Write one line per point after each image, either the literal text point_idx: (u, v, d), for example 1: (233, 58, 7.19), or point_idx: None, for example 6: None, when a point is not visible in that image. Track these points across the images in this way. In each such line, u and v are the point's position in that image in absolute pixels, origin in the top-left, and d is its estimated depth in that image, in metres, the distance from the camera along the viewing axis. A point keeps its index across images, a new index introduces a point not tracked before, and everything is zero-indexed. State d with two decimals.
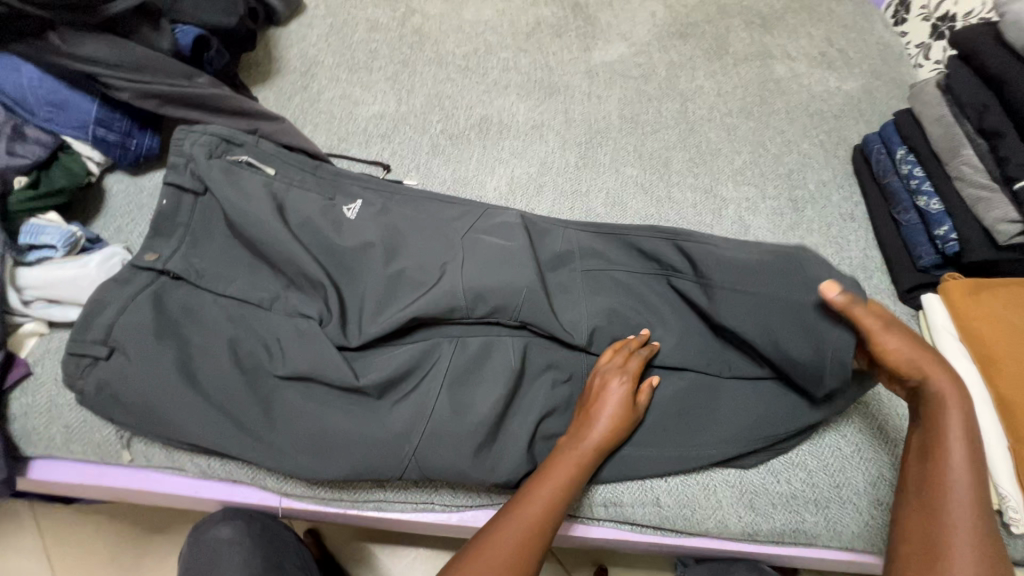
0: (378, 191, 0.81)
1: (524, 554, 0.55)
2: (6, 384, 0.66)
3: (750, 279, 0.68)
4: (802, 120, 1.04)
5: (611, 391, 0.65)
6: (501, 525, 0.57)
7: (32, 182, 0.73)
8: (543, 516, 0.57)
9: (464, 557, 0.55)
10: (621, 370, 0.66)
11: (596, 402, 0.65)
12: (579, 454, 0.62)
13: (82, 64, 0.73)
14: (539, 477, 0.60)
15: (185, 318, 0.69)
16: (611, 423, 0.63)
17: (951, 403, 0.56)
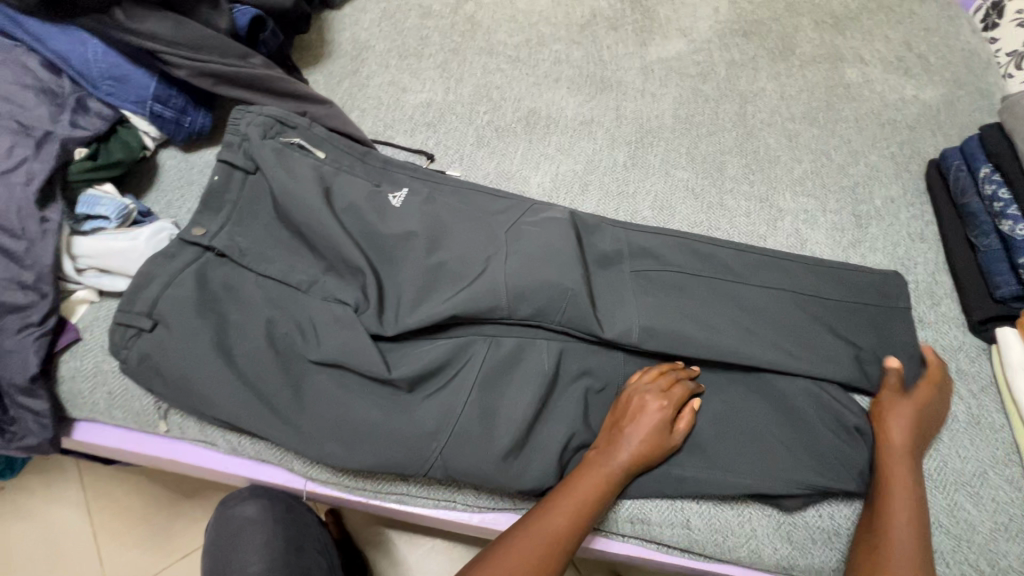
0: (423, 181, 0.81)
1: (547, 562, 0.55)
2: (57, 348, 0.69)
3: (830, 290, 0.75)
4: (872, 130, 0.98)
5: (648, 414, 0.62)
6: (522, 535, 0.56)
7: (92, 154, 0.75)
8: (569, 526, 0.57)
9: (480, 561, 0.55)
10: (663, 395, 0.64)
11: (627, 420, 0.63)
12: (612, 467, 0.60)
13: (143, 40, 0.74)
14: (568, 483, 0.59)
15: (226, 296, 0.70)
16: (646, 442, 0.61)
17: (899, 463, 0.62)
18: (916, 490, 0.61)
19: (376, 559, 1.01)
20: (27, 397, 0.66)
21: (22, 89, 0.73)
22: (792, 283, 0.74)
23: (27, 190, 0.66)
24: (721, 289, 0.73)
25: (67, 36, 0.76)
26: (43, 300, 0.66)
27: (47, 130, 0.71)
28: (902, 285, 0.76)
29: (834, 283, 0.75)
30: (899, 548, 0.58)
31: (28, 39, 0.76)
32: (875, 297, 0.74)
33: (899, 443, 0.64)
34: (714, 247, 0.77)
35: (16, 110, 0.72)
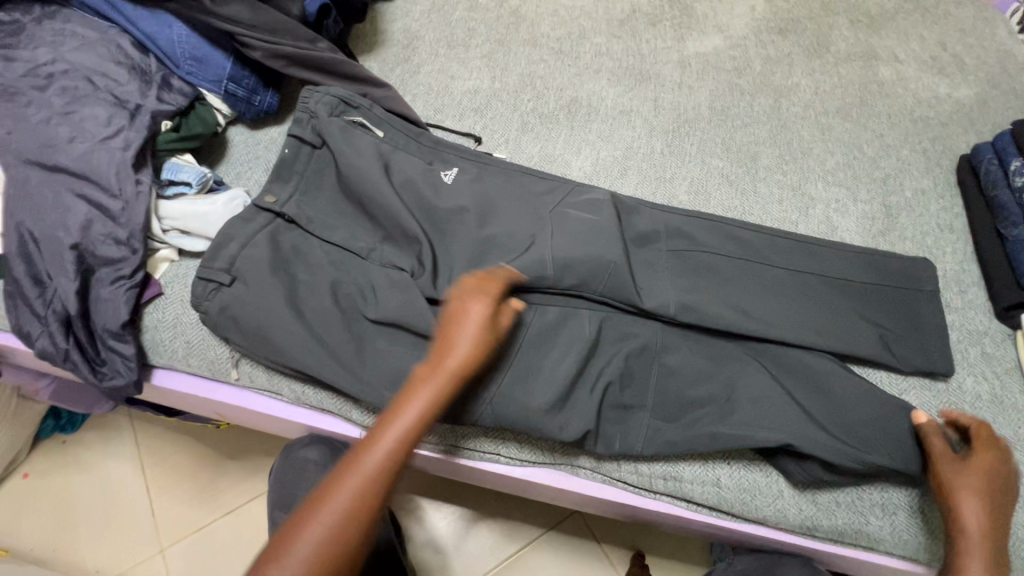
0: (472, 161, 0.86)
1: (378, 486, 0.57)
2: (143, 300, 0.76)
3: (862, 272, 0.78)
4: (904, 125, 1.01)
5: (472, 314, 0.63)
6: (364, 451, 0.58)
7: (175, 126, 0.82)
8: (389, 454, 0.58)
9: (373, 436, 0.59)
10: (484, 295, 0.65)
11: (456, 319, 0.63)
12: (440, 385, 0.61)
13: (225, 23, 0.82)
14: (403, 399, 0.60)
15: (295, 258, 0.77)
16: (471, 345, 0.62)
17: (970, 534, 0.59)
18: (993, 548, 0.59)
19: (409, 523, 1.07)
20: (118, 342, 0.73)
21: (117, 66, 0.80)
22: (823, 265, 0.78)
23: (124, 155, 0.73)
24: (756, 269, 0.77)
25: (156, 20, 0.83)
26: (134, 255, 0.73)
27: (139, 103, 0.78)
28: (933, 271, 0.79)
29: (866, 266, 0.79)
30: None
31: (122, 22, 0.84)
32: (904, 281, 0.78)
33: (970, 505, 0.60)
34: (750, 231, 0.81)
35: (111, 84, 0.79)
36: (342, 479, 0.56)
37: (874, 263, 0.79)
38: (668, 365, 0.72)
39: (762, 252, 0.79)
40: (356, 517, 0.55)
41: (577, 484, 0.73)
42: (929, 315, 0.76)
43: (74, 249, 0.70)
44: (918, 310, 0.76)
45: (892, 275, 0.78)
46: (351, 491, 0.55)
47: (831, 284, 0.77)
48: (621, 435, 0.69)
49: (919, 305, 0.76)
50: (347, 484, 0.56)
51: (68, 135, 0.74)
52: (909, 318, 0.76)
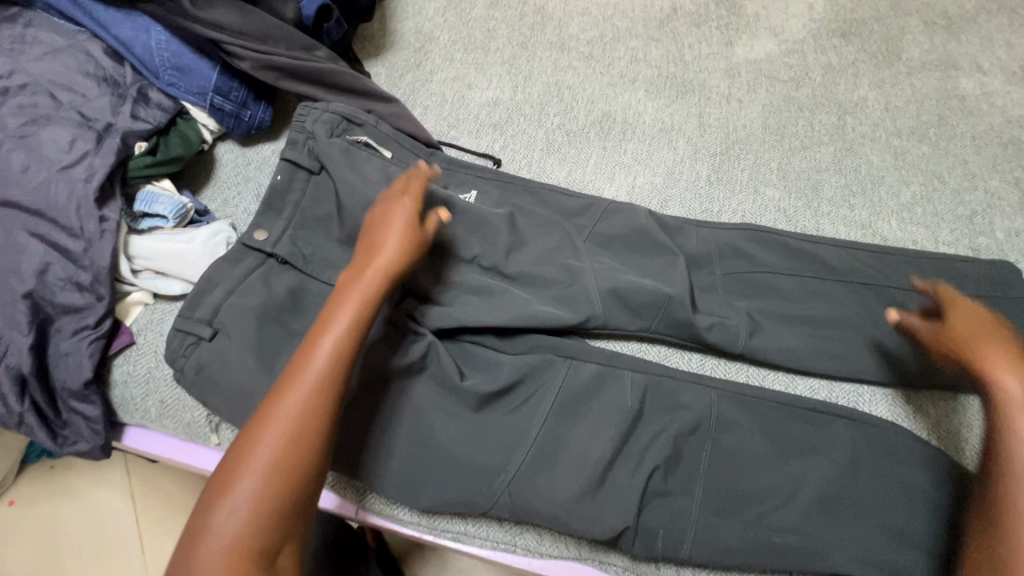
0: (490, 180, 0.76)
1: (316, 398, 0.50)
2: (110, 352, 0.66)
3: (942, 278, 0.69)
4: (992, 150, 0.86)
5: (393, 217, 0.61)
6: (298, 370, 0.51)
7: (151, 148, 0.72)
8: (336, 360, 0.52)
9: (307, 346, 0.53)
10: (403, 194, 0.63)
11: (381, 218, 0.61)
12: (364, 286, 0.56)
13: (207, 29, 0.71)
14: (326, 311, 0.55)
15: (286, 307, 0.66)
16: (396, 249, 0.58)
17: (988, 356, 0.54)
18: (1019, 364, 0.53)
19: None
20: (81, 402, 0.64)
21: (85, 78, 0.70)
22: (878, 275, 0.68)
23: (86, 188, 0.64)
24: (817, 287, 0.68)
25: (132, 23, 0.73)
26: (100, 302, 0.63)
27: (109, 122, 0.68)
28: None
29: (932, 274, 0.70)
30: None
31: (92, 25, 0.73)
32: (993, 287, 0.68)
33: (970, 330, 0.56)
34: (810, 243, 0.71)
35: (77, 100, 0.69)
36: (282, 393, 0.50)
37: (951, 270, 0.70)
38: (725, 445, 0.60)
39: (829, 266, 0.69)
40: (305, 425, 0.49)
41: None
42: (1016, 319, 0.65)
43: (27, 297, 0.61)
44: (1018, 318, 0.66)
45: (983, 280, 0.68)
46: (282, 418, 0.49)
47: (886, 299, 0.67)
48: (667, 531, 0.57)
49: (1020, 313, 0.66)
50: (284, 397, 0.50)
51: (22, 163, 0.64)
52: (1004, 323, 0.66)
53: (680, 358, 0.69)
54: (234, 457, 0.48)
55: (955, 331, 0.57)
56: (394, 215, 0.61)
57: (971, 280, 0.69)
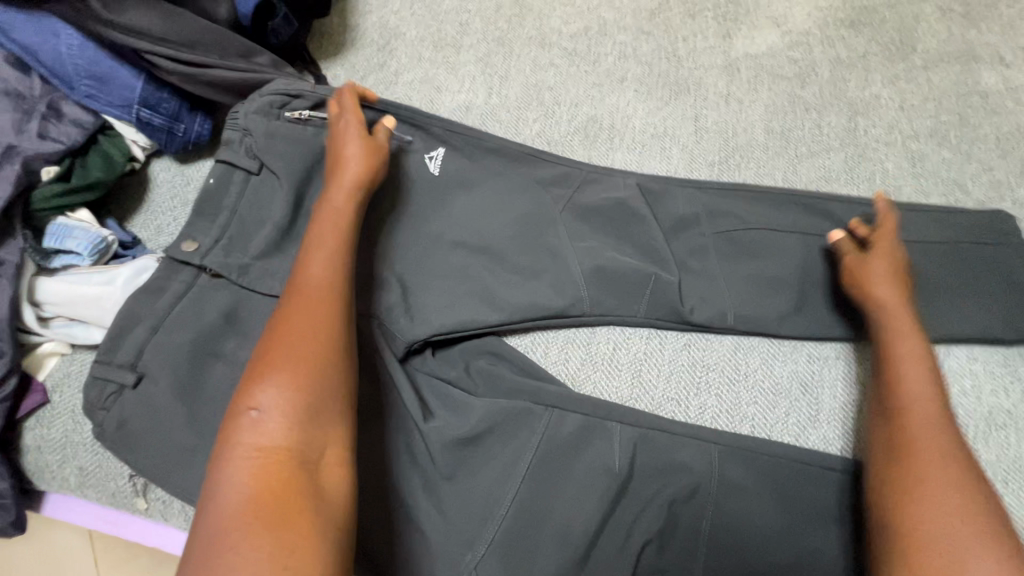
0: (465, 137, 0.68)
1: (318, 304, 0.45)
2: (19, 414, 0.57)
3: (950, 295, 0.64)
4: (1019, 154, 0.78)
5: (348, 134, 0.56)
6: (289, 306, 0.45)
7: (64, 172, 0.61)
8: (333, 275, 0.48)
9: (279, 328, 0.44)
10: (353, 112, 0.58)
11: (334, 141, 0.57)
12: (341, 200, 0.53)
13: (122, 35, 0.61)
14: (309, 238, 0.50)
15: (224, 358, 0.57)
16: (358, 166, 0.55)
17: (893, 309, 0.53)
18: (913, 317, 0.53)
19: None
20: None
21: None
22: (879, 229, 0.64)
23: None
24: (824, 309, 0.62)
25: (36, 26, 0.62)
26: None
27: (10, 142, 0.59)
28: None
29: (930, 225, 0.67)
30: (924, 425, 0.46)
31: None
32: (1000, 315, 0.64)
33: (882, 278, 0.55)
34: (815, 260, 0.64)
35: None
36: (255, 381, 0.41)
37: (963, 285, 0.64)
38: (728, 511, 0.52)
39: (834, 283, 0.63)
40: (314, 316, 0.45)
41: None
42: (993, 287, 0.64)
43: None
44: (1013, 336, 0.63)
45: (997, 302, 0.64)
46: (293, 321, 0.44)
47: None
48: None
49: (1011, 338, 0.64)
50: (258, 401, 0.40)
51: None
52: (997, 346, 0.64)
53: (677, 404, 0.61)
54: (217, 465, 0.38)
55: (866, 265, 0.56)
56: (347, 131, 0.57)
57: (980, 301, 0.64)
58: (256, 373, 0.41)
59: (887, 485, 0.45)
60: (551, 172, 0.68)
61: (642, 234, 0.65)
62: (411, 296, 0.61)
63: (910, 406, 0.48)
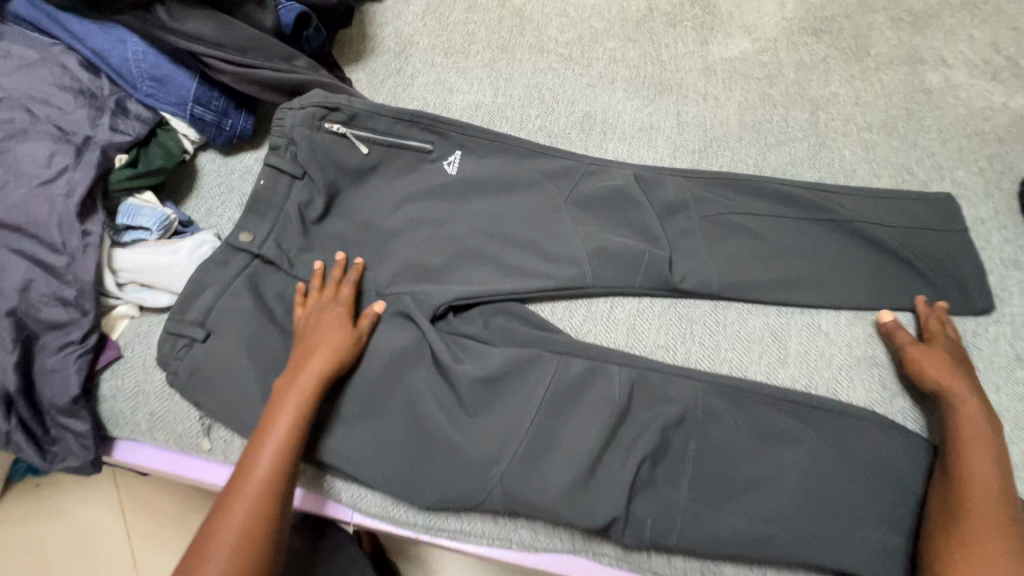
0: (478, 138, 0.79)
1: (277, 459, 0.55)
2: (98, 367, 0.66)
3: (906, 253, 0.73)
4: (957, 142, 0.90)
5: (337, 303, 0.65)
6: (256, 440, 0.56)
7: (132, 160, 0.71)
8: (292, 421, 0.57)
9: (259, 436, 0.57)
10: (335, 299, 0.65)
11: (314, 322, 0.64)
12: (321, 352, 0.61)
13: (186, 41, 0.71)
14: (291, 366, 0.61)
15: (277, 315, 0.67)
16: (326, 340, 0.62)
17: (954, 385, 0.62)
18: (978, 396, 0.62)
19: None
20: (70, 418, 0.63)
21: (61, 91, 0.69)
22: (836, 211, 0.76)
23: (67, 203, 0.63)
24: (784, 270, 0.73)
25: (107, 34, 0.72)
26: (85, 317, 0.63)
27: (88, 135, 0.67)
28: (978, 269, 0.73)
29: (883, 206, 0.77)
30: (983, 491, 0.56)
31: (66, 38, 0.72)
32: (949, 271, 0.73)
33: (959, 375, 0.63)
34: (782, 231, 0.75)
35: (54, 114, 0.68)
36: (218, 512, 0.53)
37: (917, 244, 0.74)
38: (711, 434, 0.62)
39: (795, 249, 0.74)
40: (273, 469, 0.55)
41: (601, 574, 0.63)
42: (939, 260, 0.73)
43: (10, 315, 0.60)
44: (963, 288, 0.72)
45: (947, 261, 0.73)
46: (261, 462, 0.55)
47: (837, 230, 0.75)
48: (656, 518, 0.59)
49: (965, 289, 0.72)
50: (240, 490, 0.54)
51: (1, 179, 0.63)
52: (952, 295, 0.72)
53: (665, 352, 0.70)
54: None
55: (921, 360, 0.65)
56: (327, 312, 0.64)
57: (936, 258, 0.73)
58: (222, 503, 0.53)
59: (942, 546, 0.55)
60: (556, 165, 0.79)
61: (635, 216, 0.76)
62: (433, 262, 0.72)
63: (971, 479, 0.57)
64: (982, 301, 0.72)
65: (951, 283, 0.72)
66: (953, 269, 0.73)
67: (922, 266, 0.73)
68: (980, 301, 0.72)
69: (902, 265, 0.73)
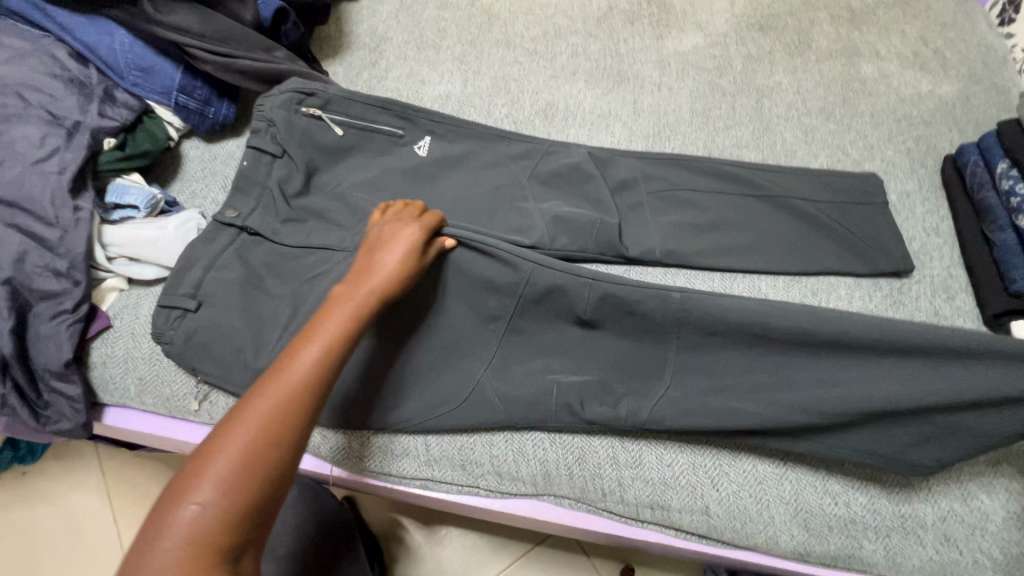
0: (445, 125, 0.85)
1: (334, 350, 0.51)
2: (89, 335, 0.70)
3: (835, 217, 0.81)
4: (887, 125, 0.98)
5: (401, 233, 0.61)
6: (317, 326, 0.52)
7: (120, 144, 0.76)
8: (355, 322, 0.54)
9: (312, 328, 0.52)
10: (413, 222, 0.63)
11: (375, 242, 0.61)
12: (389, 267, 0.58)
13: (170, 32, 0.75)
14: (362, 274, 0.58)
15: (260, 282, 0.72)
16: (398, 262, 0.59)
17: None
18: None
19: (391, 545, 1.05)
20: (62, 383, 0.67)
21: (51, 79, 0.74)
22: (771, 187, 0.83)
23: (60, 180, 0.68)
24: (724, 240, 0.80)
25: (95, 27, 0.77)
26: (76, 287, 0.67)
27: (78, 120, 0.72)
28: (897, 233, 0.81)
29: (816, 181, 0.84)
30: None
31: (57, 31, 0.77)
32: (869, 235, 0.81)
33: None
34: (722, 205, 0.82)
35: (45, 99, 0.72)
36: (264, 385, 0.48)
37: (843, 212, 0.82)
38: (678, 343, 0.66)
39: (737, 221, 0.81)
40: (329, 360, 0.51)
41: (560, 514, 0.69)
42: (861, 229, 0.81)
43: (6, 284, 0.64)
44: (885, 247, 0.80)
45: (870, 225, 0.82)
46: (318, 348, 0.51)
47: (773, 203, 0.82)
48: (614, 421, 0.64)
49: (885, 250, 0.80)
50: (275, 379, 0.48)
51: None
52: (876, 257, 0.80)
53: None
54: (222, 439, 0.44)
55: None
56: (401, 231, 0.61)
57: (860, 224, 0.82)
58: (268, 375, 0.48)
59: None
60: (518, 148, 0.85)
61: (591, 191, 0.82)
62: None
63: None
64: (904, 263, 0.80)
65: (875, 246, 0.80)
66: (875, 234, 0.81)
67: (848, 233, 0.81)
68: (902, 258, 0.79)
69: (829, 230, 0.81)
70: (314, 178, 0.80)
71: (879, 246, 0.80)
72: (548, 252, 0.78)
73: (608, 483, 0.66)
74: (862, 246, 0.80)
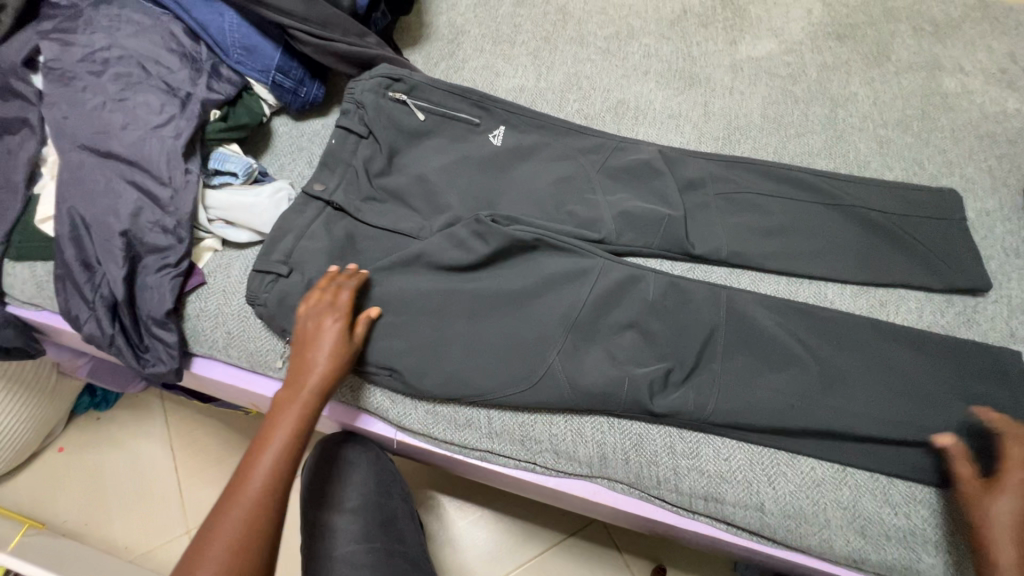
0: (520, 116, 0.88)
1: (286, 456, 0.61)
2: (187, 289, 0.76)
3: (911, 229, 0.80)
4: (968, 142, 0.95)
5: (325, 330, 0.67)
6: (269, 436, 0.62)
7: (223, 116, 0.82)
8: (296, 427, 0.63)
9: (262, 438, 0.62)
10: (333, 310, 0.68)
11: (310, 337, 0.67)
12: (314, 368, 0.66)
13: (276, 14, 0.81)
14: (296, 377, 0.66)
15: (343, 254, 0.77)
16: (330, 357, 0.66)
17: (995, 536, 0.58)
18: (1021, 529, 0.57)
19: (429, 519, 1.08)
20: (161, 330, 0.73)
21: (169, 53, 0.80)
22: (842, 196, 0.83)
23: (174, 144, 0.74)
24: (791, 245, 0.80)
25: (210, 8, 0.83)
26: (181, 244, 0.73)
27: (190, 91, 0.78)
28: (974, 251, 0.80)
29: (893, 194, 0.83)
30: None
31: (176, 9, 0.83)
32: (943, 251, 0.79)
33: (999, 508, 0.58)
34: (792, 211, 0.82)
35: (163, 72, 0.79)
36: (227, 506, 0.57)
37: (917, 223, 0.81)
38: (732, 333, 0.72)
39: (806, 227, 0.81)
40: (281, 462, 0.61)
41: (612, 498, 0.71)
42: (934, 245, 0.80)
43: (123, 235, 0.71)
44: (962, 265, 0.79)
45: (945, 240, 0.80)
46: (270, 459, 0.60)
47: (843, 212, 0.82)
48: (682, 409, 0.67)
49: (960, 267, 0.78)
50: (237, 497, 0.58)
51: (121, 123, 0.74)
52: (949, 273, 0.78)
53: None
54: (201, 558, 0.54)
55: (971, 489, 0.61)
56: (325, 324, 0.67)
57: (936, 239, 0.80)
58: (229, 495, 0.58)
59: None
60: (589, 142, 0.87)
61: (659, 188, 0.84)
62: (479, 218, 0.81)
63: None
64: (981, 281, 0.78)
65: (951, 263, 0.79)
66: (952, 249, 0.79)
67: (921, 247, 0.79)
68: (978, 275, 0.78)
69: (903, 242, 0.80)
70: (395, 159, 0.84)
71: (956, 264, 0.79)
72: (614, 246, 0.80)
73: (663, 471, 0.67)
74: (938, 261, 0.79)
